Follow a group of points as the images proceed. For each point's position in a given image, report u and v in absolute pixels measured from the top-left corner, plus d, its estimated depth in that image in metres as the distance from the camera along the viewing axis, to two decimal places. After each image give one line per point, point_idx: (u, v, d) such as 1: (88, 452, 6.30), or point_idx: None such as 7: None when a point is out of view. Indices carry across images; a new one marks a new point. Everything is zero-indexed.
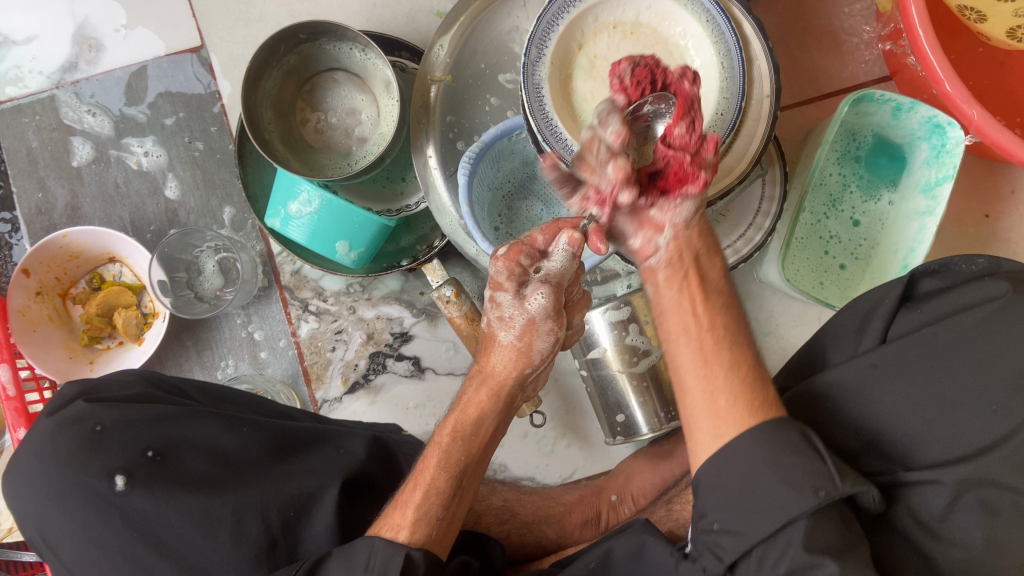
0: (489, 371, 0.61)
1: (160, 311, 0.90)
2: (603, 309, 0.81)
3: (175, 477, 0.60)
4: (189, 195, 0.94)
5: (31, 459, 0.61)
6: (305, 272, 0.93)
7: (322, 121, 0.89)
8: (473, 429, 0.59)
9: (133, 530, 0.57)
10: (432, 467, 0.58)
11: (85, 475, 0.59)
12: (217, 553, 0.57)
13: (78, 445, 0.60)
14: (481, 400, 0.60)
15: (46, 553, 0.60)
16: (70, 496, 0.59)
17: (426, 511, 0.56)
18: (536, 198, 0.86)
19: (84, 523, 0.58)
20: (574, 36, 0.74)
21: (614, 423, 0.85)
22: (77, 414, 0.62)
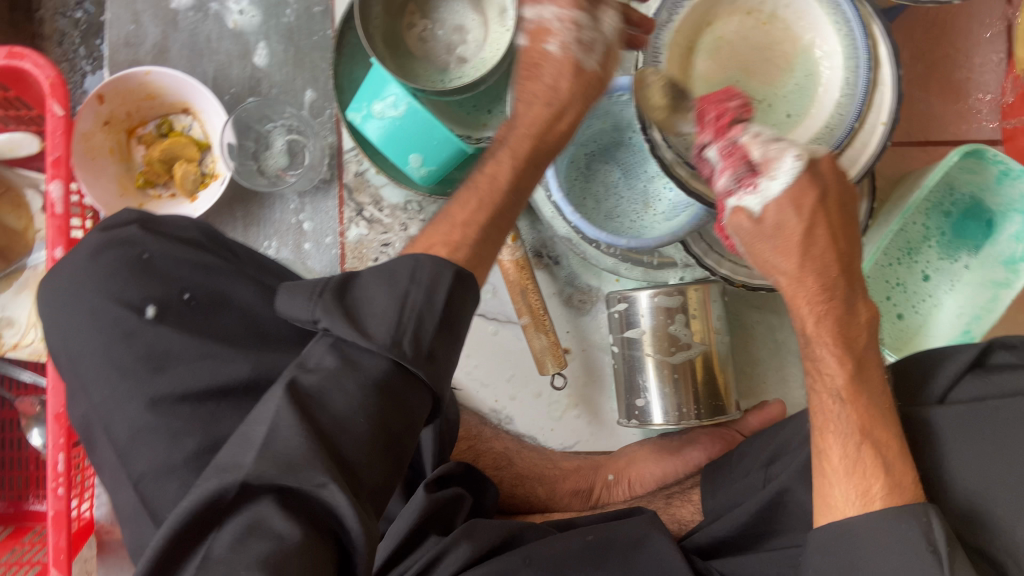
0: (552, 88, 0.64)
1: (219, 174, 0.89)
2: (654, 292, 0.80)
3: (203, 323, 0.59)
4: (276, 68, 0.92)
5: (71, 271, 0.61)
6: (369, 176, 0.92)
7: (428, 30, 0.87)
8: (532, 154, 0.64)
9: (147, 362, 0.57)
10: (497, 181, 0.62)
11: (119, 299, 0.59)
12: (223, 402, 0.56)
13: (122, 267, 0.60)
14: (546, 119, 0.65)
15: (64, 368, 0.60)
16: (101, 316, 0.58)
17: (479, 228, 0.59)
18: (616, 164, 0.87)
19: (107, 345, 0.57)
20: (709, 11, 0.71)
21: (631, 406, 0.84)
22: (126, 238, 0.62)
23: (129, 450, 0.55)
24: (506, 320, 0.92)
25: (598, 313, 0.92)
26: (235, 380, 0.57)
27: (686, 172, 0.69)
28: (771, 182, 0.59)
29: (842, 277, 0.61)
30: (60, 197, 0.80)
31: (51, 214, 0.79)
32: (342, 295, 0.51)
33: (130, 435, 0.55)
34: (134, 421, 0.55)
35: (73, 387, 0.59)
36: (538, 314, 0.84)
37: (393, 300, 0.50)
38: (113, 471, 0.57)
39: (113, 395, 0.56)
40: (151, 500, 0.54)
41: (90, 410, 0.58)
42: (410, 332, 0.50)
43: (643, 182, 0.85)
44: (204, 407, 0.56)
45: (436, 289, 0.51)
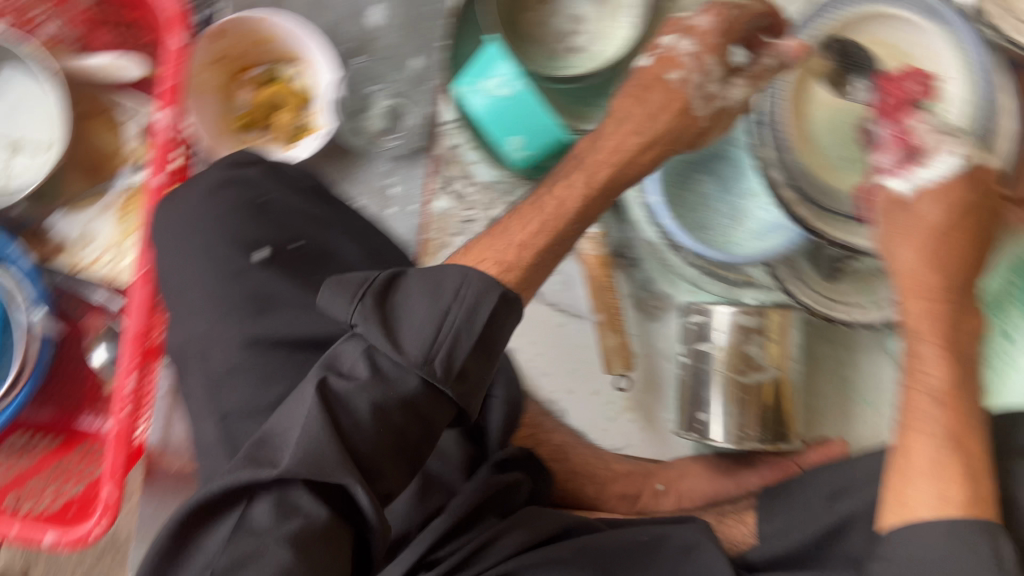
0: (650, 117, 0.66)
1: (318, 127, 0.89)
2: (735, 309, 0.79)
3: (310, 271, 0.60)
4: (393, 28, 0.92)
5: (189, 202, 0.61)
6: (462, 151, 0.93)
7: (547, 16, 0.86)
8: (607, 184, 0.65)
9: (253, 302, 0.57)
10: (561, 210, 0.62)
11: (232, 237, 0.59)
12: (317, 352, 0.56)
13: (240, 206, 0.61)
14: (633, 148, 0.66)
15: (168, 296, 0.61)
16: (215, 250, 0.59)
17: (535, 251, 0.58)
18: (711, 176, 0.86)
19: (216, 281, 0.58)
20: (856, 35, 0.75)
21: (693, 418, 0.84)
22: (246, 177, 0.62)
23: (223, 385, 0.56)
24: (573, 314, 0.92)
25: (667, 322, 0.91)
26: (331, 332, 0.56)
27: (793, 196, 0.72)
28: (924, 171, 0.65)
29: (963, 276, 0.65)
30: (167, 126, 0.81)
31: (157, 141, 0.81)
32: (383, 303, 0.50)
33: (226, 371, 0.56)
34: (232, 358, 0.56)
35: (175, 316, 0.60)
36: (613, 313, 0.84)
37: (432, 318, 0.49)
38: (200, 403, 0.58)
39: (213, 329, 0.57)
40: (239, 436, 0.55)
41: (189, 341, 0.59)
42: (446, 350, 0.49)
43: (738, 197, 0.85)
44: (301, 356, 0.56)
45: (475, 314, 0.50)
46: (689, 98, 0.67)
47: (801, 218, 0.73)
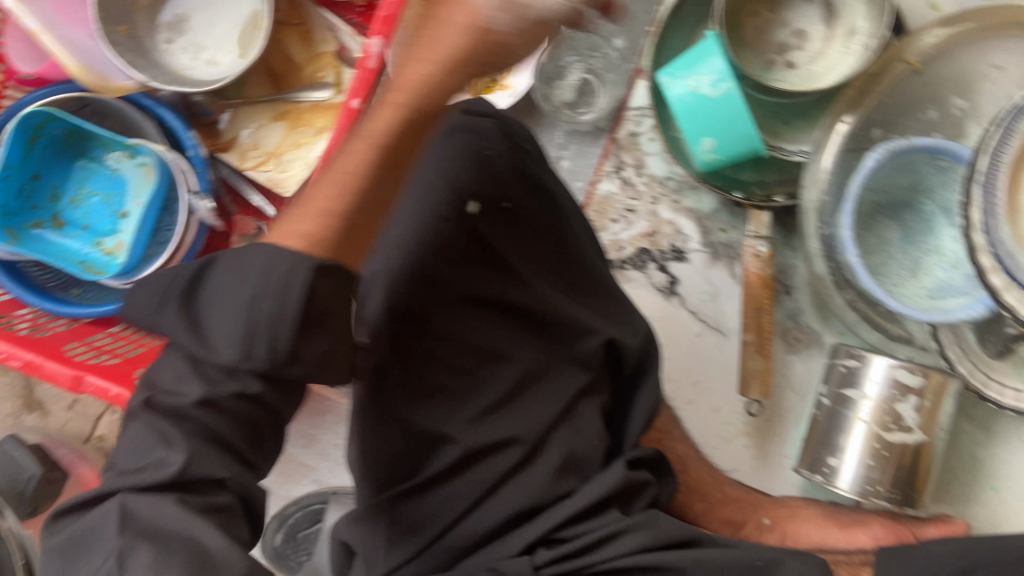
0: (442, 52, 0.49)
1: (508, 86, 0.88)
2: (896, 364, 0.77)
3: (510, 237, 0.62)
4: None
5: (418, 136, 0.62)
6: (641, 139, 0.91)
7: (769, 24, 0.85)
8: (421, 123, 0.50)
9: (450, 254, 0.60)
10: (366, 154, 0.49)
11: (451, 184, 0.61)
12: (497, 314, 0.61)
13: (467, 154, 0.61)
14: (435, 76, 0.49)
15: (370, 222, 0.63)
16: (411, 187, 0.61)
17: (340, 218, 0.48)
18: (899, 224, 0.83)
19: (425, 223, 0.60)
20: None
21: (819, 462, 0.81)
22: (480, 126, 0.62)
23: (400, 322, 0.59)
24: (713, 327, 0.90)
25: (810, 358, 0.89)
26: (518, 301, 0.61)
27: None
28: None
29: None
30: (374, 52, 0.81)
31: (362, 66, 0.82)
32: (188, 303, 0.46)
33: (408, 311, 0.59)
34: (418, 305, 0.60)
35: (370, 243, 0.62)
36: (764, 336, 0.81)
37: (243, 314, 0.44)
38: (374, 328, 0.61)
39: (409, 269, 0.60)
40: (406, 375, 0.59)
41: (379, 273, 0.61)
42: (271, 344, 0.44)
43: (919, 251, 0.82)
44: (487, 318, 0.61)
45: (290, 289, 0.44)
46: (489, 10, 0.48)
47: (992, 288, 0.64)
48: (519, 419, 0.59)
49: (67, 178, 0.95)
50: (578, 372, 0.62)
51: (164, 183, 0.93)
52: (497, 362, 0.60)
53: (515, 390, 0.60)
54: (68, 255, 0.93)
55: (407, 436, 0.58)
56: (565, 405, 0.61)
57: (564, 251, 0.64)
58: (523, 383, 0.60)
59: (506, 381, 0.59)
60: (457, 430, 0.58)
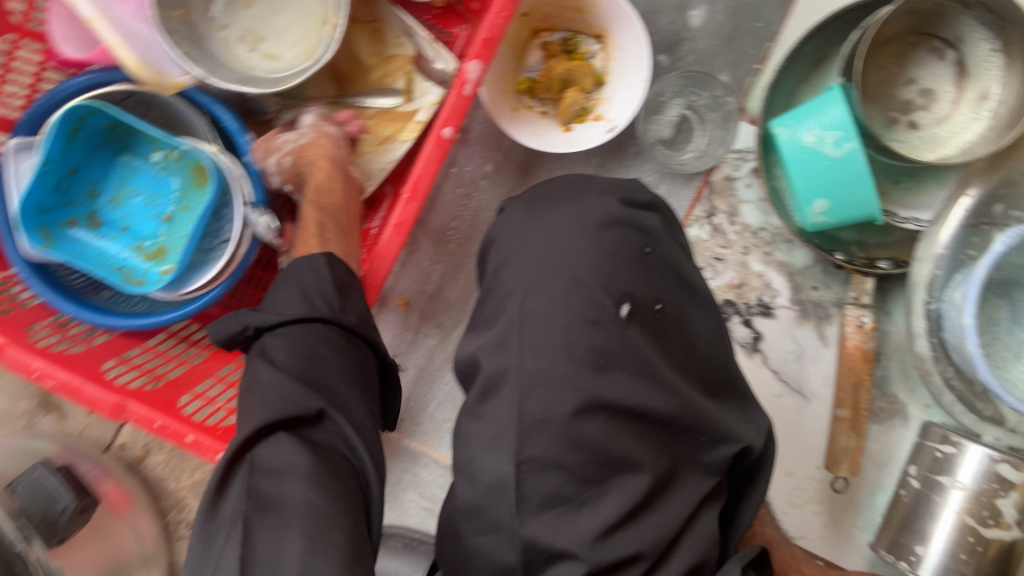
0: (309, 161, 0.83)
1: (606, 118, 0.82)
2: (998, 456, 0.74)
3: (660, 341, 0.57)
4: (705, 35, 0.84)
5: (573, 224, 0.58)
6: (737, 184, 0.86)
7: (894, 79, 0.78)
8: (324, 171, 0.83)
9: (596, 357, 0.54)
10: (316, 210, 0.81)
11: (606, 283, 0.56)
12: (633, 422, 0.55)
13: (626, 250, 0.57)
14: (312, 165, 0.83)
15: (505, 311, 0.57)
16: (554, 272, 0.56)
17: (331, 232, 0.79)
18: (1007, 302, 0.78)
19: (572, 321, 0.54)
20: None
21: (903, 548, 0.78)
22: (643, 224, 0.59)
23: (531, 430, 0.53)
24: (794, 389, 0.86)
25: (891, 428, 0.85)
26: (659, 411, 0.55)
27: None
28: None
29: None
30: (475, 80, 0.73)
31: (457, 91, 0.74)
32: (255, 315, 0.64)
33: (541, 417, 0.53)
34: (554, 411, 0.53)
35: (505, 336, 0.56)
36: (859, 414, 0.78)
37: (303, 306, 0.63)
38: (499, 429, 0.54)
39: (549, 371, 0.53)
40: (528, 486, 0.53)
41: (514, 370, 0.55)
42: (314, 305, 0.64)
43: None
44: (623, 426, 0.55)
45: (323, 268, 0.67)
46: (318, 139, 0.85)
47: None
48: (643, 535, 0.55)
49: (107, 174, 0.86)
50: (704, 478, 0.59)
51: (218, 187, 0.82)
52: (628, 473, 0.55)
53: (643, 500, 0.55)
54: (105, 260, 0.82)
55: (524, 549, 0.53)
56: (689, 512, 0.58)
57: (705, 351, 0.61)
58: (651, 494, 0.55)
59: (636, 494, 0.54)
60: (580, 548, 0.52)
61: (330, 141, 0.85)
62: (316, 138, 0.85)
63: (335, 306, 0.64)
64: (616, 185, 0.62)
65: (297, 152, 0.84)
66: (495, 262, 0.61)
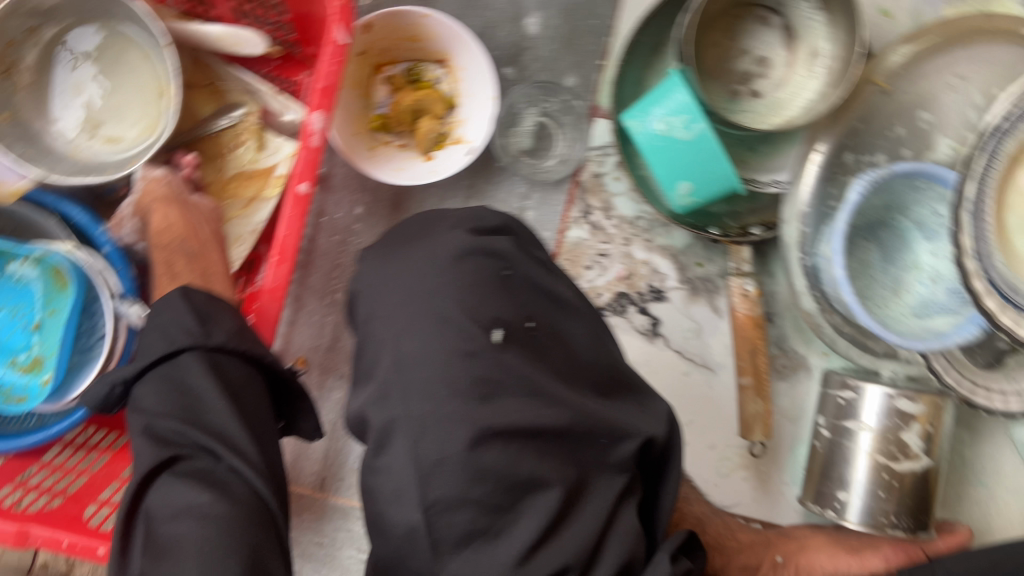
0: (154, 216, 0.81)
1: (464, 140, 0.82)
2: (893, 393, 0.78)
3: (540, 357, 0.58)
4: (545, 42, 0.84)
5: (428, 265, 0.58)
6: (606, 179, 0.86)
7: (731, 52, 0.80)
8: (169, 216, 0.81)
9: (478, 388, 0.54)
10: (169, 260, 0.80)
11: (473, 313, 0.56)
12: (531, 441, 0.55)
13: (486, 278, 0.58)
14: (158, 216, 0.81)
15: (380, 365, 0.57)
16: (421, 315, 0.56)
17: (188, 276, 0.79)
18: (877, 245, 0.82)
19: (447, 358, 0.55)
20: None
21: (828, 497, 0.81)
22: (497, 249, 0.59)
23: (431, 475, 0.52)
24: (700, 364, 0.88)
25: (797, 382, 0.88)
26: (553, 425, 0.55)
27: (984, 287, 0.68)
28: None
29: None
30: (320, 130, 0.72)
31: (304, 145, 0.72)
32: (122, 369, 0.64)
33: (437, 459, 0.52)
34: (448, 449, 0.53)
35: (385, 387, 0.56)
36: (760, 377, 0.80)
37: (164, 343, 0.63)
38: (399, 480, 0.53)
39: (436, 412, 0.53)
40: (439, 529, 0.51)
41: (402, 418, 0.54)
42: (175, 340, 0.63)
43: (900, 270, 0.82)
44: (521, 448, 0.54)
45: (177, 303, 0.67)
46: (156, 186, 0.81)
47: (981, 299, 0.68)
48: (568, 550, 0.53)
49: None
50: (616, 476, 0.59)
51: (80, 288, 0.79)
52: (537, 491, 0.54)
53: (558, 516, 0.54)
54: None
55: None
56: (609, 514, 0.56)
57: (590, 356, 0.61)
58: (565, 507, 0.54)
59: (548, 510, 0.53)
60: None
61: (167, 185, 0.82)
62: (154, 189, 0.81)
63: (198, 333, 0.64)
64: (464, 216, 0.62)
65: (134, 211, 0.81)
66: (364, 315, 0.60)
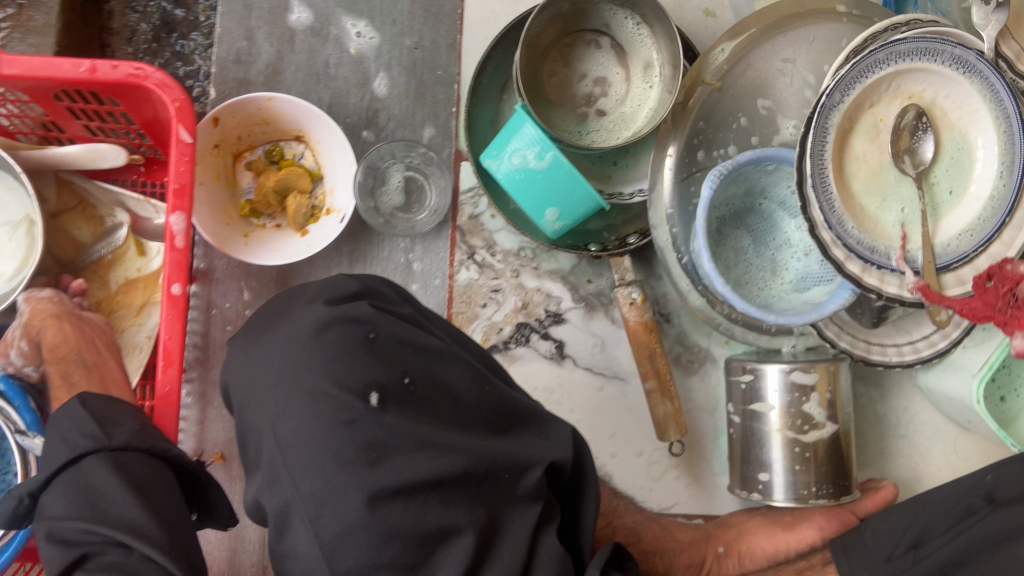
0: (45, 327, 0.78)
1: (335, 209, 0.84)
2: (788, 368, 0.80)
3: (423, 410, 0.57)
4: (396, 100, 0.87)
5: (291, 345, 0.57)
6: (483, 219, 0.89)
7: (569, 78, 0.84)
8: (63, 327, 0.78)
9: (367, 453, 0.53)
10: (65, 373, 0.76)
11: (341, 382, 0.55)
12: (432, 494, 0.53)
13: (351, 346, 0.57)
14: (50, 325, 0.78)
15: (264, 450, 0.56)
16: (292, 394, 0.55)
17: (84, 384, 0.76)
18: (746, 231, 0.86)
19: (326, 431, 0.53)
20: (873, 94, 0.75)
21: (752, 480, 0.82)
22: (358, 315, 0.58)
23: (337, 551, 0.51)
24: (611, 376, 0.91)
25: (706, 374, 0.91)
26: (449, 473, 0.54)
27: (841, 255, 0.75)
28: None
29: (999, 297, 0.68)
30: (183, 230, 0.73)
31: (171, 248, 0.73)
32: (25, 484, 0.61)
33: (340, 532, 0.51)
34: (349, 517, 0.51)
35: (274, 471, 0.54)
36: (664, 379, 0.82)
37: (65, 449, 0.61)
38: (308, 562, 0.52)
39: (327, 487, 0.52)
40: None
41: (295, 499, 0.53)
42: (77, 444, 0.61)
43: (774, 250, 0.86)
44: (425, 501, 0.53)
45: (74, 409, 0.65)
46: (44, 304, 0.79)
47: (834, 260, 0.75)
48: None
49: None
50: (530, 506, 0.58)
51: None
52: (448, 542, 0.53)
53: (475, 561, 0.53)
54: None
55: None
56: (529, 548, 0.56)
57: (477, 397, 0.60)
58: (481, 551, 0.54)
59: (463, 558, 0.52)
60: None
61: (57, 303, 0.80)
62: (42, 306, 0.79)
63: (98, 434, 0.62)
64: (323, 288, 0.62)
65: (25, 333, 0.78)
66: (239, 403, 0.60)
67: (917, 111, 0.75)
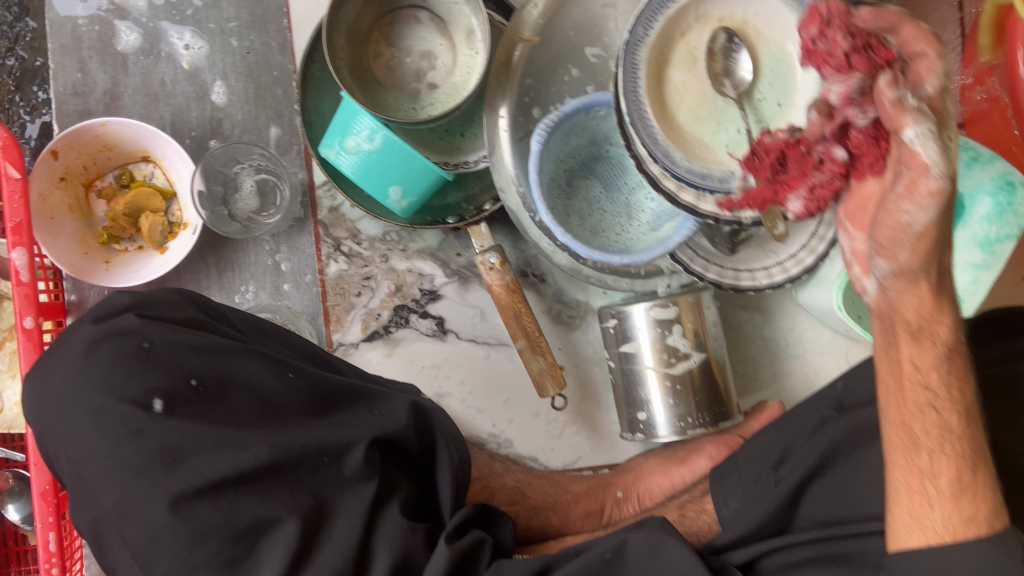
0: None
1: (189, 222, 0.85)
2: (650, 305, 0.80)
3: (217, 408, 0.58)
4: (238, 106, 0.88)
5: (66, 369, 0.59)
6: (344, 210, 0.90)
7: (395, 58, 0.85)
8: None
9: (161, 458, 0.54)
10: None
11: (122, 395, 0.56)
12: (243, 488, 0.54)
13: (123, 359, 0.58)
14: None
15: (65, 471, 0.58)
16: (79, 416, 0.57)
17: None
18: (597, 179, 0.86)
19: (114, 447, 0.55)
20: (680, 23, 0.74)
21: (634, 420, 0.83)
22: (123, 327, 0.60)
23: (151, 555, 0.53)
24: (496, 343, 0.92)
25: (588, 328, 0.92)
26: (254, 466, 0.54)
27: (673, 185, 0.74)
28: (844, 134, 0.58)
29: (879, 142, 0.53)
30: (24, 265, 0.75)
31: (17, 283, 0.75)
32: None
33: (150, 537, 0.53)
34: (155, 522, 0.53)
35: (77, 493, 0.57)
36: (534, 337, 0.82)
37: None
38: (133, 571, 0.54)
39: (128, 498, 0.54)
40: None
41: (102, 514, 0.55)
42: None
43: (625, 195, 0.86)
44: (235, 495, 0.54)
45: None
46: None
47: (668, 191, 0.74)
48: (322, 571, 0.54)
49: None
50: (362, 485, 0.59)
51: None
52: (272, 531, 0.54)
53: (304, 544, 0.55)
54: None
55: None
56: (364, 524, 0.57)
57: (279, 385, 0.61)
58: (308, 536, 0.55)
59: (287, 545, 0.54)
60: None
61: None
62: None
63: None
64: (94, 309, 0.63)
65: None
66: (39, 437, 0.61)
67: (726, 33, 0.73)
